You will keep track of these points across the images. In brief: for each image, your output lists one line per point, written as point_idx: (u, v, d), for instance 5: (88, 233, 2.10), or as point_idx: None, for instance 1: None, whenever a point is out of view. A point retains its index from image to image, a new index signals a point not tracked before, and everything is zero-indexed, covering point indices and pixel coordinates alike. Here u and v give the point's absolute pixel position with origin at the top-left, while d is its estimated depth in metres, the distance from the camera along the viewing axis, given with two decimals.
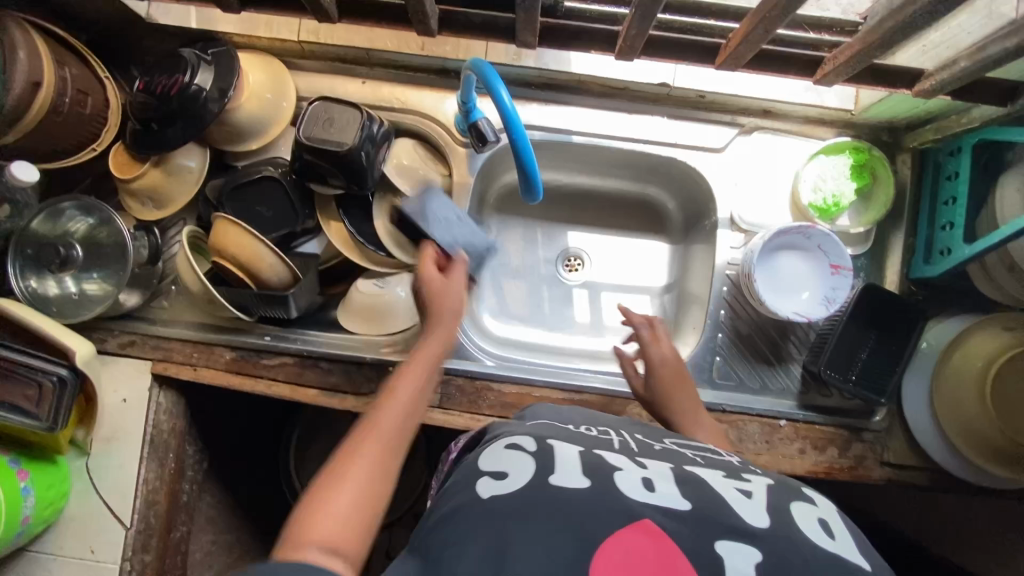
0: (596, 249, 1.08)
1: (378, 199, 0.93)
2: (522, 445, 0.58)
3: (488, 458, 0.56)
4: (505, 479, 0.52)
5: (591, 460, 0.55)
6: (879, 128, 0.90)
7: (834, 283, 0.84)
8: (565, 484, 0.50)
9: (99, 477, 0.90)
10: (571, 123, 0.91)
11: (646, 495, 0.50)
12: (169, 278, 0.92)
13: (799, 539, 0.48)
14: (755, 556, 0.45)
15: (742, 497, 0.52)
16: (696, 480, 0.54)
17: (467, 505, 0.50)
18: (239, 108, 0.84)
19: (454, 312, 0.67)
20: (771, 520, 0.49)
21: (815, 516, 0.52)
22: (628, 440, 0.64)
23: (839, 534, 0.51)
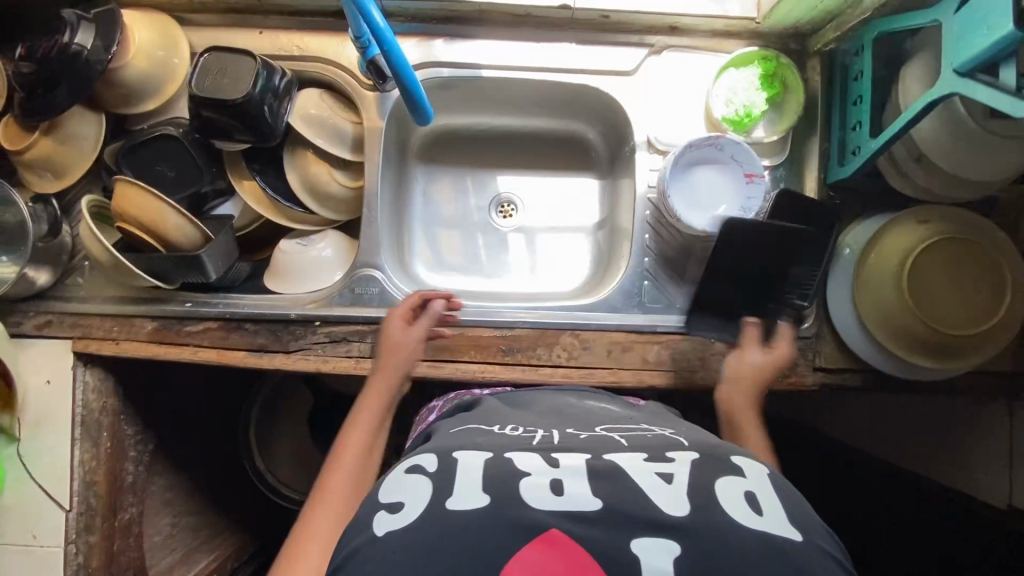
0: (526, 191, 1.07)
1: (288, 152, 0.91)
2: (423, 464, 0.57)
3: (390, 483, 0.56)
4: (400, 510, 0.52)
5: (496, 467, 0.55)
6: (785, 36, 0.90)
7: (750, 193, 0.84)
8: (463, 508, 0.50)
9: (31, 465, 0.88)
10: (478, 56, 0.89)
11: (552, 503, 0.50)
12: (81, 254, 0.89)
13: (725, 521, 0.49)
14: (674, 549, 0.47)
15: (660, 483, 0.52)
16: (613, 470, 0.54)
17: (367, 545, 0.49)
18: (126, 67, 0.81)
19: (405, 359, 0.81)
20: (692, 506, 0.50)
21: (742, 489, 0.52)
22: (551, 434, 0.63)
23: (767, 506, 0.51)
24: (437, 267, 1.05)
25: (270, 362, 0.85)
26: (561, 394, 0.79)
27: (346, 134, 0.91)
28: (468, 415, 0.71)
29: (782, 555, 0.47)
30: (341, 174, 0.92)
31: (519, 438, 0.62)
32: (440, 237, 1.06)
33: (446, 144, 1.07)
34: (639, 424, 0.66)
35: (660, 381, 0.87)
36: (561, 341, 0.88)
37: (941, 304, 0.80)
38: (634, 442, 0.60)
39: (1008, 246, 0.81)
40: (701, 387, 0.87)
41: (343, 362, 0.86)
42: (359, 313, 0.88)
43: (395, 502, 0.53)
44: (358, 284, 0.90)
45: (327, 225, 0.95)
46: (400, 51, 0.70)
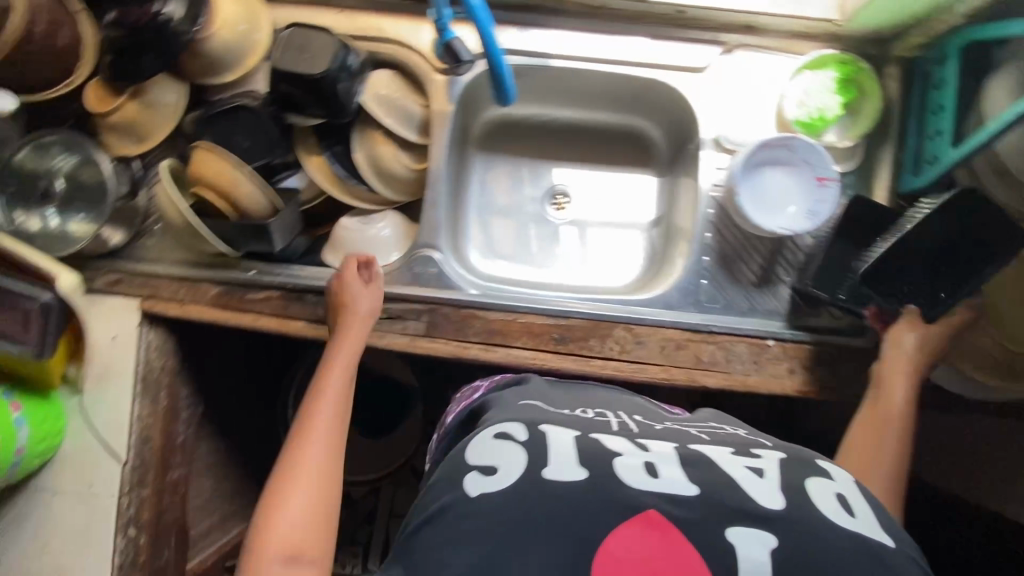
0: (582, 185, 1.07)
1: (358, 131, 0.92)
2: (513, 432, 0.60)
3: (482, 447, 0.59)
4: (495, 473, 0.55)
5: (587, 445, 0.58)
6: (865, 41, 0.89)
7: (822, 197, 0.82)
8: (562, 478, 0.53)
9: (92, 416, 0.91)
10: (550, 45, 0.90)
11: (648, 483, 0.53)
12: (152, 217, 0.92)
13: (823, 524, 0.50)
14: (770, 542, 0.49)
15: (753, 476, 0.55)
16: (701, 459, 0.57)
17: (463, 502, 0.53)
18: (212, 37, 0.84)
19: (364, 314, 0.83)
20: (787, 501, 0.52)
21: (833, 491, 0.55)
22: (626, 421, 0.67)
23: (857, 507, 0.54)
24: (488, 254, 1.05)
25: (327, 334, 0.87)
26: (614, 391, 0.79)
27: (414, 116, 0.92)
28: (540, 391, 0.74)
29: (875, 556, 0.49)
30: (405, 155, 0.93)
31: (596, 421, 0.65)
32: (494, 225, 1.06)
33: (507, 133, 1.08)
34: (711, 423, 0.70)
35: (712, 382, 0.85)
36: (615, 334, 0.88)
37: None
38: (716, 439, 0.63)
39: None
40: (755, 391, 0.86)
41: (398, 339, 0.87)
42: (416, 292, 0.89)
43: (488, 465, 0.56)
44: (417, 264, 0.91)
45: (387, 205, 0.96)
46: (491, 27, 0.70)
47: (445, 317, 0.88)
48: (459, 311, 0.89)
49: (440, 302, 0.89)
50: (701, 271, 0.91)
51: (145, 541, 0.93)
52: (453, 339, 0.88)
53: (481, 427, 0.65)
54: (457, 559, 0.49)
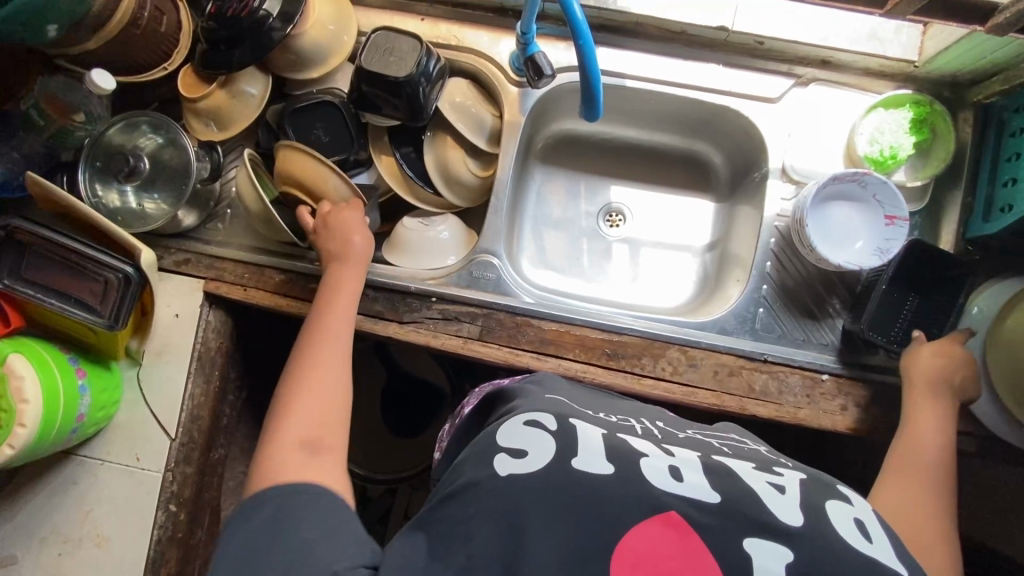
0: (638, 204, 1.08)
1: (430, 135, 0.95)
2: (543, 422, 0.61)
3: (509, 432, 0.60)
4: (524, 457, 0.55)
5: (613, 443, 0.59)
6: (940, 84, 0.89)
7: (887, 235, 0.83)
8: (589, 469, 0.54)
9: (147, 389, 0.93)
10: (625, 65, 0.91)
11: (673, 486, 0.54)
12: (225, 202, 0.96)
13: (839, 545, 0.51)
14: (787, 556, 0.49)
15: (774, 491, 0.55)
16: (726, 470, 0.58)
17: (487, 481, 0.53)
18: (303, 35, 0.87)
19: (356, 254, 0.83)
20: (806, 518, 0.52)
21: (850, 516, 0.55)
22: (649, 426, 0.68)
23: (874, 534, 0.54)
24: (540, 264, 1.06)
25: (383, 330, 0.88)
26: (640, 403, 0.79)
27: (485, 125, 0.95)
28: (563, 388, 0.75)
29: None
30: (473, 163, 0.96)
31: (621, 424, 0.67)
32: (547, 237, 1.08)
33: (569, 148, 1.09)
34: (733, 436, 0.71)
35: (763, 412, 0.85)
36: (668, 354, 0.88)
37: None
38: (738, 453, 0.64)
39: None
40: (806, 425, 0.84)
41: (452, 339, 0.88)
42: (474, 295, 0.90)
43: (517, 449, 0.57)
44: (476, 268, 0.92)
45: (449, 209, 0.98)
46: (593, 45, 0.71)
47: (499, 322, 0.89)
48: (513, 318, 0.90)
49: (494, 308, 0.90)
50: (757, 299, 0.90)
51: (183, 517, 0.94)
52: (505, 345, 0.88)
53: (508, 415, 0.66)
54: (479, 536, 0.51)
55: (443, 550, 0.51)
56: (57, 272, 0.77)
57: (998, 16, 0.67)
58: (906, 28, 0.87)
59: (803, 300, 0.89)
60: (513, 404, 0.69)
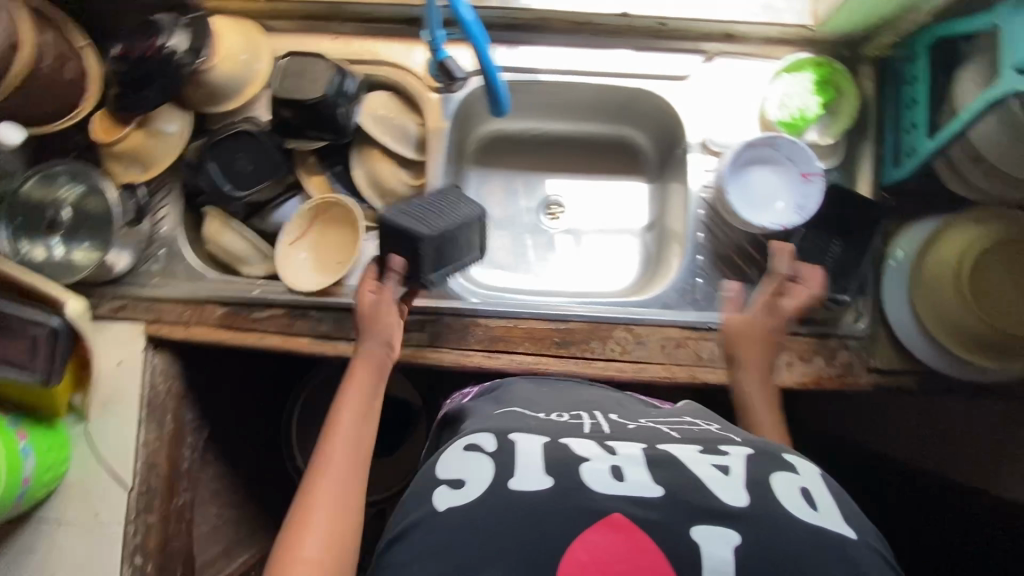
0: (575, 193, 1.10)
1: (356, 150, 0.95)
2: (482, 443, 0.61)
3: (450, 460, 0.60)
4: (462, 488, 0.56)
5: (555, 451, 0.58)
6: (838, 44, 0.93)
7: (804, 191, 0.85)
8: (524, 488, 0.54)
9: (98, 442, 0.91)
10: (537, 60, 0.94)
11: (612, 487, 0.54)
12: (158, 243, 0.94)
13: (782, 514, 0.52)
14: (734, 539, 0.50)
15: (720, 475, 0.55)
16: (670, 460, 0.57)
17: (427, 518, 0.55)
18: (214, 69, 0.87)
19: (384, 328, 0.80)
20: (750, 498, 0.53)
21: (797, 486, 0.55)
22: (600, 423, 0.67)
23: (821, 501, 0.55)
24: (488, 264, 1.07)
25: (332, 349, 0.88)
26: (598, 388, 0.81)
27: (411, 134, 0.95)
28: (517, 396, 0.76)
29: (835, 550, 0.51)
30: (404, 172, 0.96)
31: (570, 424, 0.66)
32: (492, 236, 1.09)
33: (501, 147, 1.11)
34: (686, 419, 0.70)
35: (714, 378, 0.87)
36: (615, 334, 0.89)
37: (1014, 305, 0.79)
38: (687, 436, 0.64)
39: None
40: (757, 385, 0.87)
41: (402, 349, 0.88)
42: (418, 303, 0.90)
43: (456, 479, 0.57)
44: None
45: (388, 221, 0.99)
46: (487, 44, 0.73)
47: (447, 326, 0.90)
48: (461, 319, 0.90)
49: (442, 312, 0.90)
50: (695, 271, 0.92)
51: (151, 569, 0.92)
52: (455, 347, 0.89)
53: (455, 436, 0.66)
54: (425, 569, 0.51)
55: None
56: None
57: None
58: None
59: (738, 265, 0.92)
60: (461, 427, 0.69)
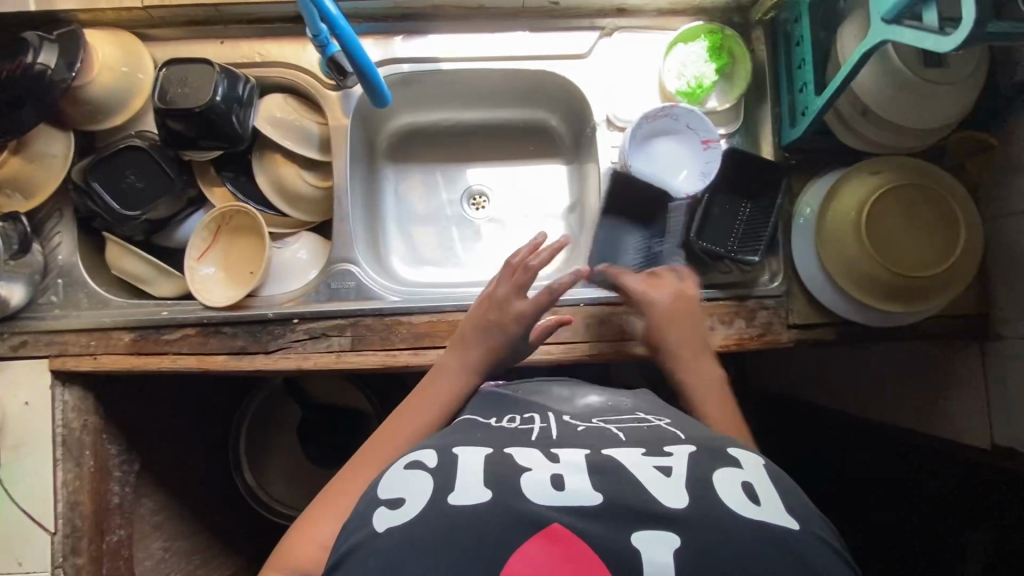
0: (497, 182, 1.10)
1: (258, 155, 0.93)
2: (425, 460, 0.58)
3: (391, 480, 0.57)
4: (401, 507, 0.53)
5: (497, 464, 0.56)
6: (729, 10, 0.94)
7: (706, 158, 0.86)
8: (465, 503, 0.51)
9: (12, 487, 0.86)
10: (436, 48, 0.92)
11: (551, 498, 0.51)
12: (55, 272, 0.89)
13: (724, 511, 0.50)
14: (673, 541, 0.48)
15: (661, 477, 0.54)
16: (612, 466, 0.55)
17: (367, 544, 0.50)
18: (91, 83, 0.83)
19: (493, 334, 0.78)
20: (692, 499, 0.51)
21: (741, 481, 0.54)
22: (549, 426, 0.65)
23: (764, 496, 0.53)
24: (414, 261, 1.06)
25: (250, 364, 0.85)
26: (558, 389, 0.78)
27: (313, 134, 0.93)
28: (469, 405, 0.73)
29: (779, 544, 0.48)
30: (309, 175, 0.93)
31: (517, 432, 0.63)
32: (415, 233, 1.08)
33: (416, 141, 1.09)
34: (637, 415, 0.68)
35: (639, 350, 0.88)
36: None
37: (911, 251, 0.83)
38: (637, 434, 0.62)
39: (966, 196, 0.85)
40: None
41: (324, 356, 0.86)
42: (335, 308, 0.88)
43: (395, 498, 0.54)
44: (334, 279, 0.91)
45: (301, 226, 0.97)
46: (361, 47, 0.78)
47: (369, 328, 0.88)
48: (382, 319, 0.88)
49: (362, 315, 0.88)
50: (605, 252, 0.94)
51: None
52: (379, 349, 0.87)
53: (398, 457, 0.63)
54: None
55: None
56: None
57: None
58: None
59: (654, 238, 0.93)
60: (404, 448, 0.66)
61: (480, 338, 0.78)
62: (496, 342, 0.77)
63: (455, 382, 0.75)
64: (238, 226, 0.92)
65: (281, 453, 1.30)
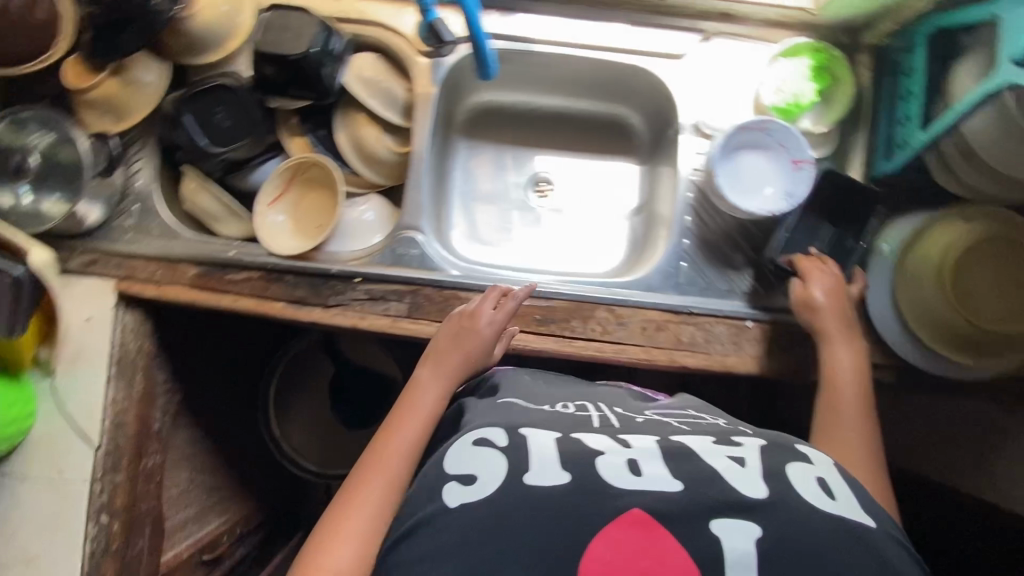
0: (565, 171, 1.08)
1: (340, 112, 0.94)
2: (493, 437, 0.61)
3: (458, 453, 0.60)
4: (473, 483, 0.56)
5: (566, 446, 0.59)
6: (837, 31, 0.91)
7: (794, 178, 0.84)
8: (540, 484, 0.55)
9: (64, 399, 0.89)
10: (533, 29, 0.91)
11: (631, 483, 0.55)
12: (131, 197, 0.91)
13: (801, 506, 0.54)
14: (754, 531, 0.52)
15: (735, 466, 0.57)
16: (683, 452, 0.59)
17: (441, 515, 0.55)
18: (194, 16, 0.83)
19: (470, 350, 0.77)
20: (769, 489, 0.55)
21: (812, 475, 0.58)
22: (608, 417, 0.68)
23: (836, 490, 0.57)
24: (472, 238, 1.06)
25: (308, 315, 0.86)
26: (594, 386, 0.81)
27: (397, 99, 0.93)
28: (519, 385, 0.76)
29: (852, 535, 0.53)
30: (389, 139, 0.94)
31: (578, 418, 0.66)
32: (477, 211, 1.07)
33: (492, 119, 1.08)
34: (691, 413, 0.72)
35: (692, 362, 0.86)
36: (596, 314, 0.88)
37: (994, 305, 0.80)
38: (696, 429, 0.65)
39: None
40: (735, 372, 0.87)
41: (380, 319, 0.87)
42: (397, 272, 0.88)
43: (466, 474, 0.57)
44: (400, 245, 0.91)
45: (371, 188, 0.98)
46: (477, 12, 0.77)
47: (427, 298, 0.88)
48: (441, 292, 0.88)
49: (423, 284, 0.88)
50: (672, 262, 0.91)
51: (117, 529, 0.91)
52: (435, 320, 0.87)
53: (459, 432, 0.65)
54: (439, 568, 0.52)
55: None
56: None
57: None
58: None
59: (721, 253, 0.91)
60: (468, 419, 0.69)
61: (457, 351, 0.77)
62: (470, 354, 0.77)
63: (437, 392, 0.74)
64: (312, 176, 0.92)
65: (306, 408, 1.32)
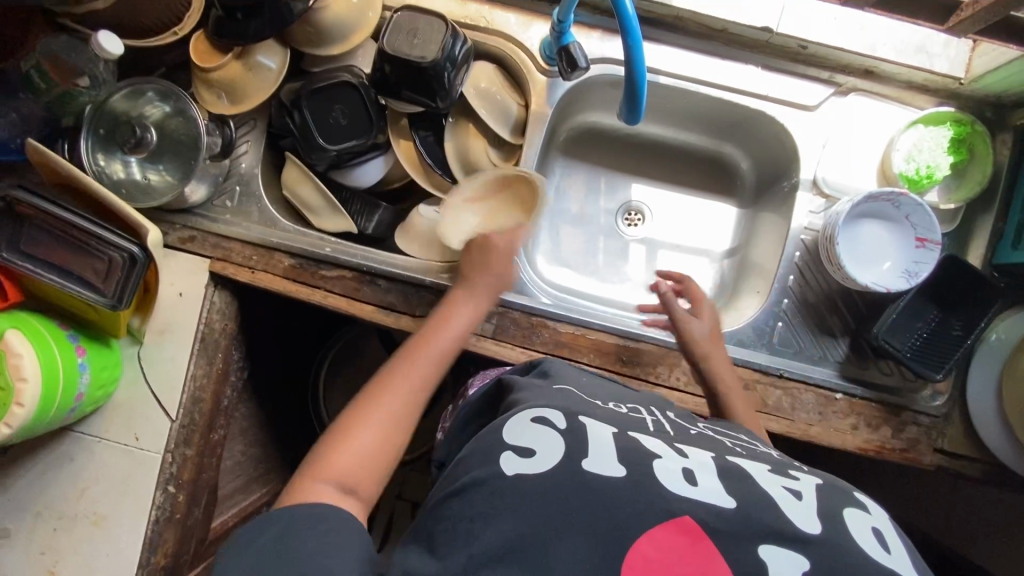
0: (659, 203, 1.06)
1: (452, 122, 0.92)
2: (551, 418, 0.57)
3: (515, 427, 0.55)
4: (531, 456, 0.51)
5: (624, 443, 0.55)
6: (983, 103, 0.87)
7: (916, 257, 0.81)
8: (600, 472, 0.50)
9: (148, 369, 0.90)
10: (661, 60, 0.88)
11: (687, 490, 0.50)
12: (235, 179, 0.91)
13: (857, 552, 0.48)
14: (804, 563, 0.46)
15: (792, 498, 0.51)
16: (740, 473, 0.54)
17: (493, 480, 0.50)
18: (327, 8, 0.81)
19: (496, 277, 0.78)
20: (824, 526, 0.49)
21: (869, 525, 0.51)
22: (661, 422, 0.64)
23: (893, 545, 0.50)
24: (555, 260, 1.03)
25: (396, 322, 0.86)
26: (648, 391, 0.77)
27: (511, 114, 0.91)
28: (570, 376, 0.72)
29: None
30: (494, 152, 0.93)
31: (633, 419, 0.63)
32: (563, 233, 1.05)
33: (591, 142, 1.06)
34: (743, 436, 0.68)
35: (775, 427, 0.84)
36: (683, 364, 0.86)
37: None
38: (752, 455, 0.61)
39: None
40: (816, 442, 0.84)
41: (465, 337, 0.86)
42: None
43: (524, 447, 0.53)
44: None
45: None
46: (641, 42, 0.69)
47: (514, 321, 0.87)
48: (529, 318, 0.87)
49: (510, 306, 0.87)
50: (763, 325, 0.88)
51: (182, 499, 0.91)
52: (518, 345, 0.86)
53: (513, 409, 0.61)
54: (488, 531, 0.47)
55: (444, 547, 0.48)
56: (58, 247, 0.72)
57: (962, 13, 0.77)
58: (954, 43, 0.84)
59: (819, 319, 0.88)
60: (515, 400, 0.64)
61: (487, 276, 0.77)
62: (496, 280, 0.78)
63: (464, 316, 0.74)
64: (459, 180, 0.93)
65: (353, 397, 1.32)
